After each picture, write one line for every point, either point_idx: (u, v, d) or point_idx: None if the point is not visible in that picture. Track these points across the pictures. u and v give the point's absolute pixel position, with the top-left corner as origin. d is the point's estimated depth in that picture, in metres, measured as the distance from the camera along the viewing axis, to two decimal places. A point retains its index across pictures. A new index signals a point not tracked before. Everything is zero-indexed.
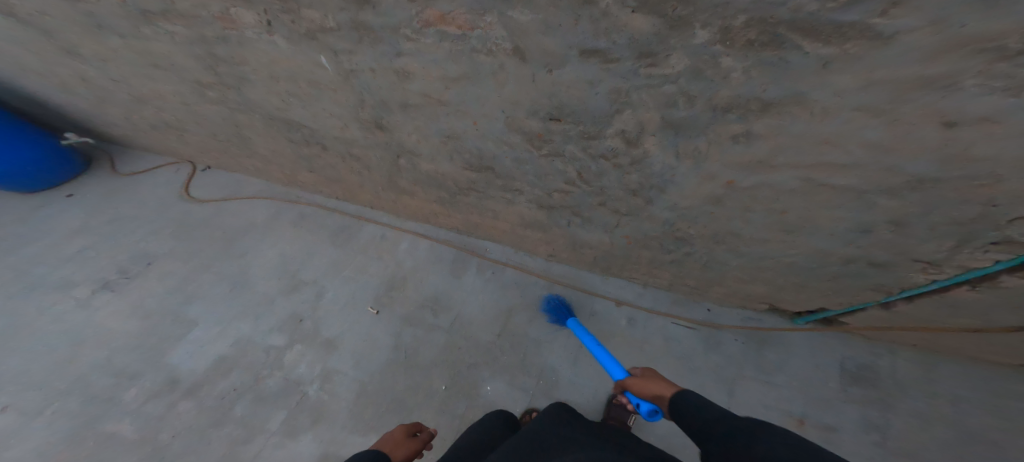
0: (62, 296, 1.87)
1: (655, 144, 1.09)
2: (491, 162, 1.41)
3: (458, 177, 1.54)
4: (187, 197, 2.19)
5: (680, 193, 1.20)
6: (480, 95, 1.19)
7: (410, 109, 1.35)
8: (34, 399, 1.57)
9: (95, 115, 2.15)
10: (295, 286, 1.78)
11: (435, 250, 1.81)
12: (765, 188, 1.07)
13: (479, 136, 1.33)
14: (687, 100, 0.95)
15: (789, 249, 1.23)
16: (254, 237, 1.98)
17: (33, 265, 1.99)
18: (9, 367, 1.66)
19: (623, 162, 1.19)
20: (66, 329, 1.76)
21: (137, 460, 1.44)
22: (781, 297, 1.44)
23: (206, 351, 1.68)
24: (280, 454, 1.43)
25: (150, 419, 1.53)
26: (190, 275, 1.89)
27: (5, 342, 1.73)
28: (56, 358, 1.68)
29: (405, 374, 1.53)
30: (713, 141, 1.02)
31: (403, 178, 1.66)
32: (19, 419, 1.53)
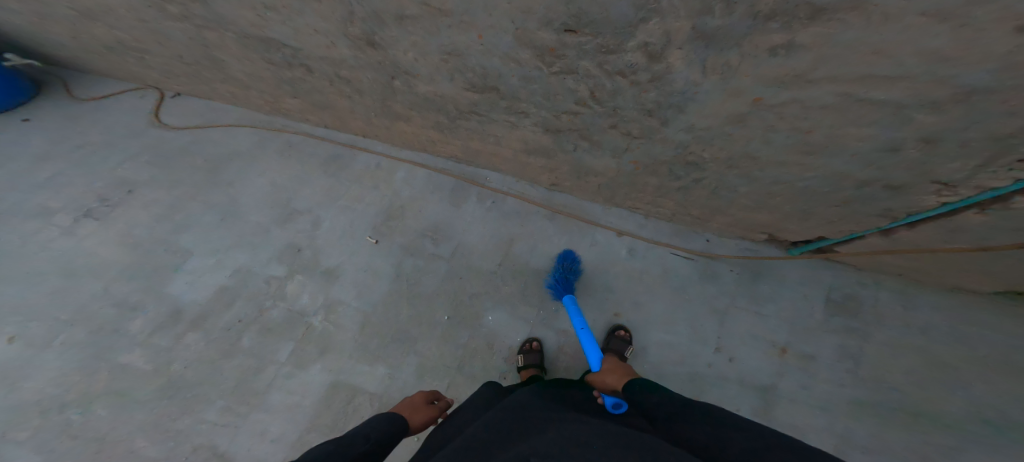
0: (42, 225, 1.79)
1: (682, 58, 1.04)
2: (497, 82, 1.34)
3: (459, 100, 1.45)
4: (160, 124, 2.04)
5: (701, 112, 1.18)
6: (488, 3, 1.09)
7: (406, 22, 1.23)
8: (39, 330, 1.57)
9: (39, 34, 1.92)
10: (289, 217, 1.73)
11: (433, 179, 1.75)
12: (795, 103, 1.05)
13: (484, 52, 1.24)
14: (726, 7, 0.89)
15: (802, 171, 1.23)
16: (240, 165, 1.88)
17: (5, 193, 1.88)
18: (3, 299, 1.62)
19: (642, 78, 1.14)
20: (57, 258, 1.72)
21: (153, 390, 1.47)
22: (784, 226, 1.46)
23: (205, 281, 1.66)
24: (292, 382, 1.48)
25: (159, 349, 1.54)
26: (177, 204, 1.82)
27: None
28: (51, 287, 1.65)
29: (409, 304, 1.55)
30: (747, 54, 0.97)
31: (397, 102, 1.56)
32: (27, 351, 1.53)
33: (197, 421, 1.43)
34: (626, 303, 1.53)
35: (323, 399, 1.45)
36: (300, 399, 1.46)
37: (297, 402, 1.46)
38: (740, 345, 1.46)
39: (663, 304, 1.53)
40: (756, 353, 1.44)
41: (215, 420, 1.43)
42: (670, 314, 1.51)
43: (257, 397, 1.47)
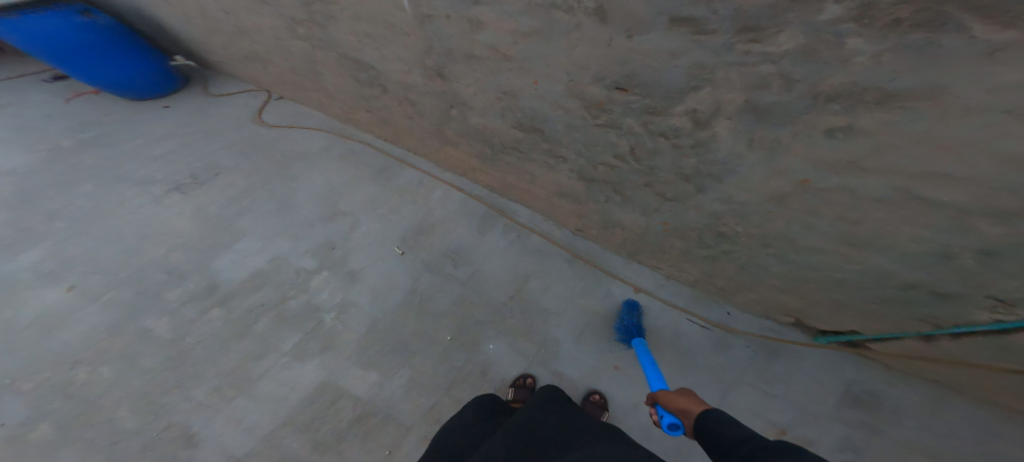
0: (141, 192, 2.09)
1: (729, 129, 1.06)
2: (542, 124, 1.42)
3: (505, 136, 1.55)
4: (258, 121, 2.36)
5: (740, 185, 1.16)
6: (548, 54, 1.20)
7: (474, 61, 1.37)
8: (97, 283, 1.77)
9: (200, 39, 2.39)
10: (333, 216, 1.88)
11: (467, 204, 1.83)
12: (845, 191, 1.01)
13: (536, 96, 1.34)
14: (785, 84, 0.91)
15: (845, 265, 1.15)
16: (307, 164, 2.10)
17: (124, 161, 2.24)
18: (85, 249, 1.88)
19: (684, 143, 1.16)
20: (141, 221, 1.98)
21: (161, 359, 1.58)
22: (812, 312, 1.35)
23: (247, 262, 1.81)
24: (287, 373, 1.53)
25: (184, 319, 1.67)
26: (247, 190, 2.05)
27: (88, 226, 1.96)
28: (126, 246, 1.89)
29: (416, 318, 1.58)
30: (799, 133, 0.97)
31: (450, 129, 1.70)
32: (80, 300, 1.72)
33: (182, 400, 1.49)
34: (626, 357, 1.45)
35: (311, 395, 1.48)
36: (288, 392, 1.49)
37: (285, 393, 1.49)
38: (738, 419, 1.33)
39: (665, 366, 1.42)
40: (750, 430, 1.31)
41: (201, 400, 1.49)
42: (670, 378, 1.40)
43: (249, 383, 1.52)
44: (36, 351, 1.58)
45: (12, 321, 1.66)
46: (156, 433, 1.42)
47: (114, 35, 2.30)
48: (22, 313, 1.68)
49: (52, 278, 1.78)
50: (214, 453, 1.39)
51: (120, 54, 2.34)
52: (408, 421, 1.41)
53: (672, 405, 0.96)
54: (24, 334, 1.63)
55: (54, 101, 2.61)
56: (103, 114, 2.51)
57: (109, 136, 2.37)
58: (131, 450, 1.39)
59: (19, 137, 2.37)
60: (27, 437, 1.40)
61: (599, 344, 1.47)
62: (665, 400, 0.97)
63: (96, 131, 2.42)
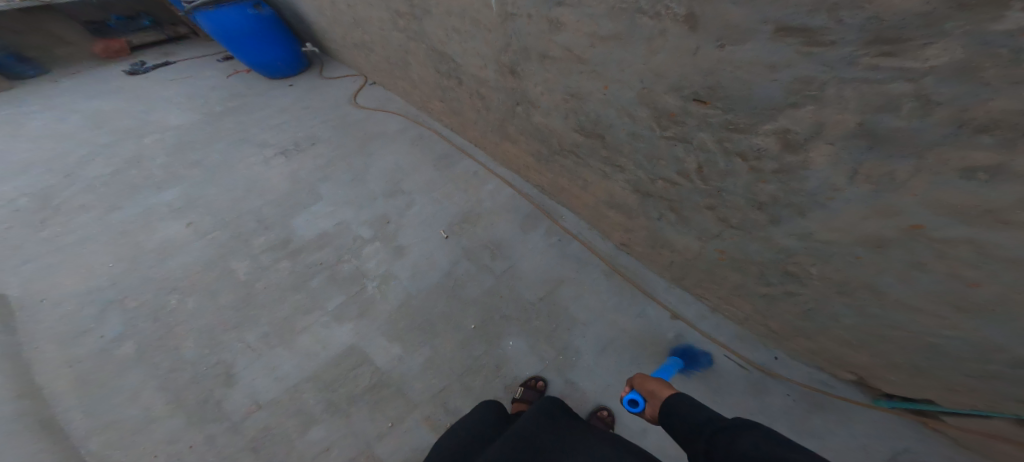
0: (257, 152, 2.40)
1: (828, 156, 0.92)
2: (605, 131, 1.38)
3: (564, 138, 1.53)
4: (352, 102, 2.60)
5: (825, 223, 1.01)
6: (624, 59, 1.17)
7: (547, 61, 1.38)
8: (206, 224, 2.05)
9: (324, 28, 2.71)
10: (394, 193, 1.99)
11: (515, 201, 1.84)
12: (969, 246, 0.83)
13: (603, 101, 1.31)
14: (921, 107, 0.77)
15: (950, 335, 0.95)
16: (382, 144, 2.26)
17: (250, 127, 2.59)
18: (206, 194, 2.19)
19: (766, 167, 1.04)
20: (248, 178, 2.25)
21: (234, 298, 1.77)
22: (881, 372, 1.14)
23: (318, 223, 1.98)
24: (325, 331, 1.63)
25: (259, 266, 1.86)
26: (332, 161, 2.25)
27: (213, 175, 2.29)
28: (233, 196, 2.17)
29: (446, 302, 1.60)
30: (924, 168, 0.81)
31: (513, 125, 1.73)
32: (191, 235, 2.00)
33: (236, 340, 1.65)
34: None
35: (339, 356, 1.56)
36: (321, 348, 1.59)
37: (317, 350, 1.59)
38: None
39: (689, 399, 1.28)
40: None
41: (249, 344, 1.63)
42: None
43: (290, 335, 1.64)
44: (148, 275, 1.86)
45: (142, 245, 1.98)
46: (207, 366, 1.58)
47: (272, 28, 2.72)
48: (150, 240, 2.00)
49: (180, 213, 2.11)
50: (244, 394, 1.51)
51: (274, 43, 2.74)
52: (417, 398, 1.42)
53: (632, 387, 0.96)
54: (145, 258, 1.93)
55: (218, 75, 3.11)
56: (246, 88, 2.94)
57: (247, 106, 2.77)
58: (185, 377, 1.56)
59: (189, 100, 2.86)
60: (116, 349, 1.63)
61: (622, 365, 1.37)
62: (641, 382, 1.07)
63: (236, 100, 2.84)
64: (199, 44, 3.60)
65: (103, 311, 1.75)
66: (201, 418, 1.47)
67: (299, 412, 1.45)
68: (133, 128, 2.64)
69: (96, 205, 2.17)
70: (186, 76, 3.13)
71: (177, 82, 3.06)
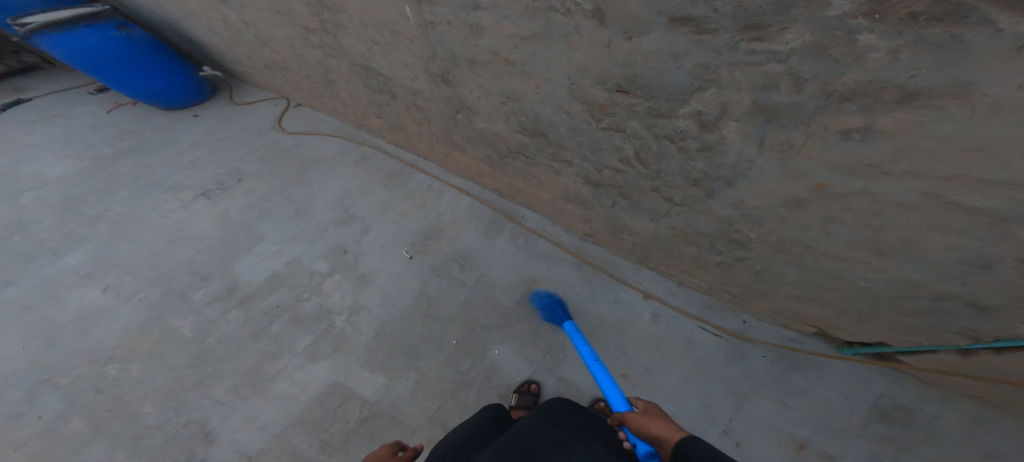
0: (173, 196, 2.19)
1: (737, 131, 1.01)
2: (546, 129, 1.40)
3: (511, 140, 1.54)
4: (278, 128, 2.44)
5: (751, 191, 1.11)
6: (549, 58, 1.18)
7: (477, 66, 1.37)
8: (129, 284, 1.86)
9: (227, 52, 2.49)
10: (346, 220, 1.92)
11: (474, 208, 1.83)
12: (865, 196, 0.95)
13: (539, 100, 1.33)
14: (795, 83, 0.86)
15: (864, 271, 1.09)
16: (322, 169, 2.15)
17: (158, 168, 2.36)
18: (118, 251, 1.98)
19: (691, 146, 1.12)
20: (171, 225, 2.07)
21: (186, 357, 1.64)
22: (837, 323, 1.28)
23: (265, 265, 1.86)
24: (299, 374, 1.56)
25: (206, 320, 1.73)
26: (267, 195, 2.12)
27: (123, 230, 2.07)
28: (156, 248, 1.98)
29: (423, 322, 1.58)
30: (812, 134, 0.91)
31: (457, 133, 1.71)
32: (113, 299, 1.81)
33: (202, 397, 1.54)
34: (636, 365, 1.42)
35: (320, 396, 1.51)
36: (299, 392, 1.53)
37: (296, 394, 1.52)
38: (754, 432, 1.28)
39: (677, 376, 1.38)
40: (770, 444, 1.26)
41: (218, 399, 1.54)
42: (681, 387, 1.36)
43: (263, 384, 1.56)
44: (76, 349, 1.68)
45: (54, 319, 1.77)
46: (176, 429, 1.48)
47: (152, 52, 2.44)
48: (63, 313, 1.79)
49: (91, 278, 1.89)
50: (225, 452, 1.43)
51: (158, 70, 2.47)
52: (412, 422, 1.42)
53: (645, 432, 0.89)
54: (67, 331, 1.73)
55: (96, 111, 2.77)
56: (139, 124, 2.64)
57: (145, 144, 2.51)
58: (156, 443, 1.46)
59: (65, 145, 2.53)
60: (63, 429, 1.49)
61: (606, 351, 1.44)
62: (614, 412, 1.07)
63: (132, 138, 2.55)
64: (57, 75, 3.11)
65: (32, 394, 1.57)
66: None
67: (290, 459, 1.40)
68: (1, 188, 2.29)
69: None
70: (52, 114, 2.77)
71: (41, 123, 2.69)
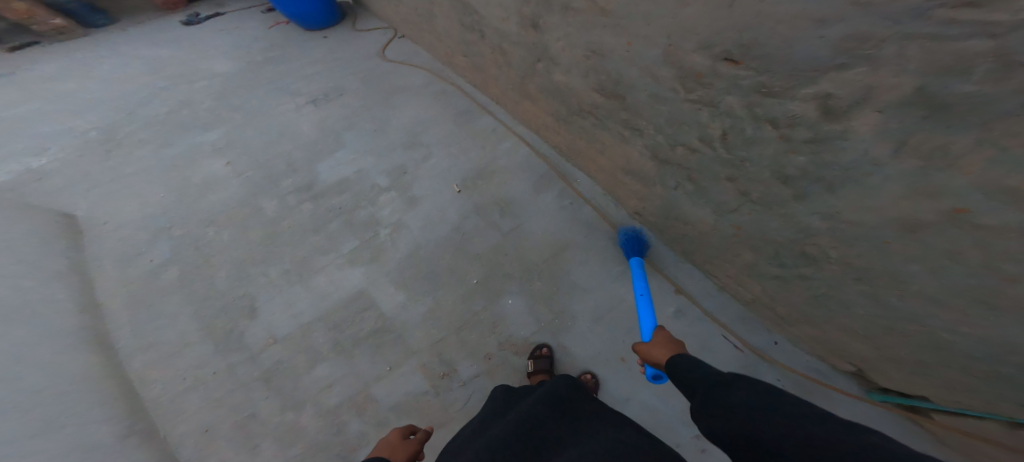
0: (290, 100, 2.43)
1: (873, 125, 0.82)
2: (626, 91, 1.31)
3: (587, 98, 1.46)
4: (380, 55, 2.58)
5: (854, 204, 0.93)
6: (651, 12, 1.09)
7: (570, 13, 1.31)
8: (247, 163, 2.13)
9: None
10: (413, 145, 1.99)
11: (530, 160, 1.80)
12: (1019, 237, 0.74)
13: (627, 59, 1.23)
14: (994, 71, 0.65)
15: (981, 334, 0.87)
16: (405, 96, 2.25)
17: (286, 75, 2.61)
18: (243, 136, 2.26)
19: (797, 135, 0.95)
20: (281, 124, 2.30)
21: (260, 235, 1.85)
22: (882, 370, 1.12)
23: (341, 169, 2.02)
24: (337, 274, 1.69)
25: (286, 206, 1.93)
26: (357, 110, 2.27)
27: (250, 120, 2.34)
28: (268, 139, 2.23)
29: (452, 254, 1.62)
30: (986, 143, 0.71)
31: (533, 83, 1.67)
32: (229, 174, 2.09)
33: (260, 274, 1.74)
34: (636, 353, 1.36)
35: (349, 297, 1.62)
36: (333, 289, 1.65)
37: (330, 290, 1.66)
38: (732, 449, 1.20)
39: None
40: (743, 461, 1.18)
41: (272, 279, 1.72)
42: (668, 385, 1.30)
43: (309, 274, 1.71)
44: (197, 207, 1.97)
45: (189, 179, 2.09)
46: (232, 299, 1.68)
47: None
48: (195, 176, 2.10)
49: (219, 153, 2.19)
50: (262, 329, 1.60)
51: None
52: (416, 345, 1.47)
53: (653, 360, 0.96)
54: (191, 192, 2.03)
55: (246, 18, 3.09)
56: (283, 34, 2.92)
57: (283, 55, 2.77)
58: (214, 307, 1.67)
59: (230, 45, 2.85)
60: (163, 273, 1.77)
61: (612, 329, 1.39)
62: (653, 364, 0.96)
63: (271, 47, 2.84)
64: None
65: (152, 238, 1.88)
66: (226, 346, 1.58)
67: (308, 348, 1.54)
68: (181, 68, 2.68)
69: (154, 139, 2.26)
70: (229, 20, 3.09)
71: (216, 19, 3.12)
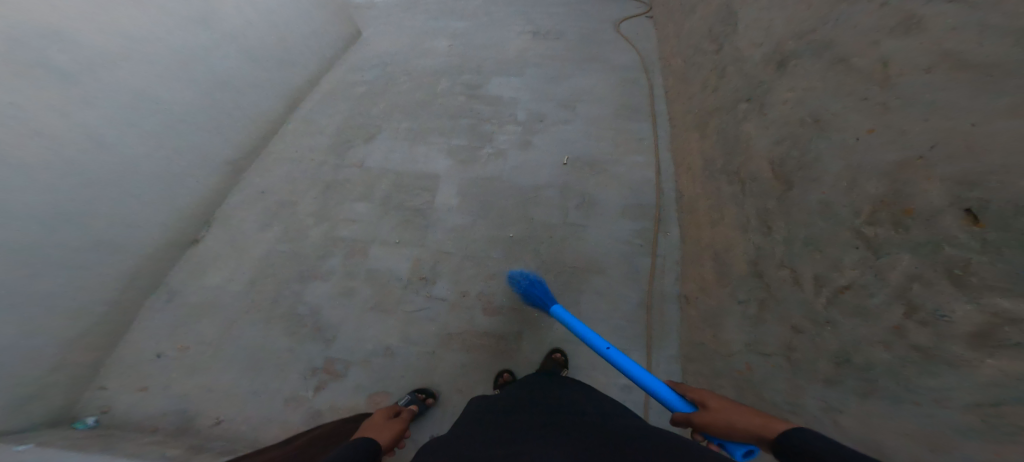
0: (520, 26, 2.32)
1: (1003, 371, 0.66)
2: (801, 183, 1.02)
3: (758, 166, 1.18)
4: (615, 28, 2.22)
5: (864, 416, 0.82)
6: (946, 107, 0.77)
7: (836, 68, 1.00)
8: (461, 49, 2.25)
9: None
10: (567, 106, 1.90)
11: (641, 185, 1.62)
12: None
13: (843, 149, 0.93)
14: None
15: None
16: (597, 70, 2.03)
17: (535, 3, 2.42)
18: (471, 29, 2.35)
19: (921, 335, 0.76)
20: (491, 45, 2.24)
21: (416, 96, 2.04)
22: None
23: (507, 89, 2.01)
24: (434, 155, 1.81)
25: (451, 88, 2.05)
26: (560, 57, 2.13)
27: (489, 20, 2.39)
28: (486, 44, 2.26)
29: (516, 203, 1.63)
30: None
31: (712, 124, 1.46)
32: (438, 49, 2.27)
33: (396, 121, 1.96)
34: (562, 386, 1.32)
35: (424, 175, 1.76)
36: (422, 162, 1.80)
37: (417, 160, 1.81)
38: None
39: None
40: None
41: (398, 127, 1.94)
42: None
43: (420, 140, 1.87)
44: (407, 62, 2.22)
45: (420, 43, 2.32)
46: (363, 120, 2.00)
47: None
48: (421, 45, 2.31)
49: (448, 35, 2.33)
50: (361, 155, 1.87)
51: None
52: (428, 244, 1.59)
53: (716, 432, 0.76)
54: (412, 50, 2.28)
55: None
56: None
57: None
58: (359, 120, 2.00)
59: None
60: (356, 87, 2.14)
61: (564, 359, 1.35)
62: (721, 432, 0.75)
63: None
64: None
65: (373, 67, 2.23)
66: (336, 149, 1.92)
67: (367, 186, 1.77)
68: None
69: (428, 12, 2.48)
70: None
71: None
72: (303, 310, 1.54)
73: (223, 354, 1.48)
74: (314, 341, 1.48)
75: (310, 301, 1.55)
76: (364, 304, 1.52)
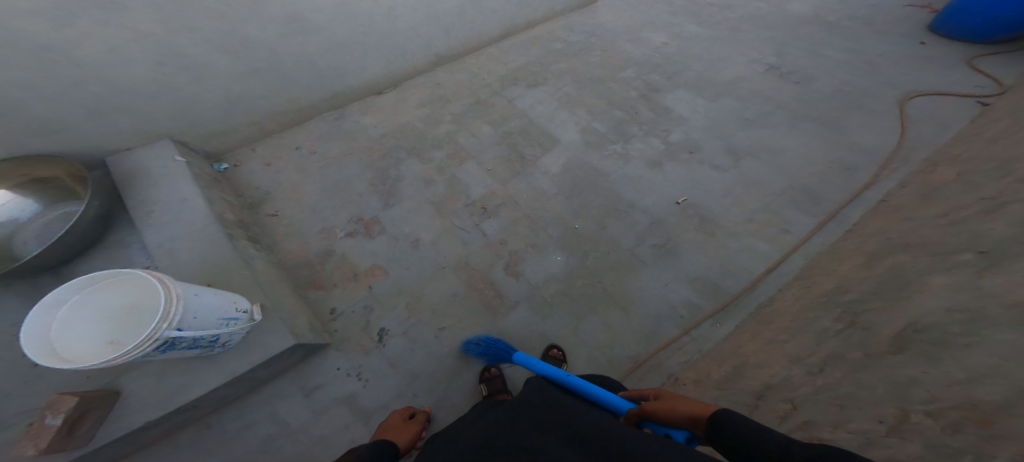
0: (753, 56, 2.11)
1: None
2: (911, 351, 0.86)
3: (887, 318, 0.97)
4: (905, 97, 1.81)
5: None
6: None
7: None
8: (670, 51, 2.17)
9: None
10: (731, 154, 1.69)
11: (736, 268, 1.39)
12: None
13: (1001, 351, 0.77)
14: None
15: None
16: (806, 137, 1.72)
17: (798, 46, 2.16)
18: (700, 41, 2.22)
19: None
20: (710, 63, 2.09)
21: (598, 72, 2.06)
22: None
23: (683, 108, 1.88)
24: (572, 125, 1.83)
25: (633, 80, 2.01)
26: (771, 105, 1.86)
27: (722, 41, 2.22)
28: (705, 59, 2.11)
29: (605, 205, 1.56)
30: None
31: (883, 259, 1.17)
32: (656, 44, 2.21)
33: (565, 82, 2.01)
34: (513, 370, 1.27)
35: (550, 135, 1.79)
36: (557, 124, 1.83)
37: (554, 121, 1.85)
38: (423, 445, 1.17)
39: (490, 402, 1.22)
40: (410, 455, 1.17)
41: (562, 87, 1.99)
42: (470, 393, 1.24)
43: (571, 107, 1.90)
44: (617, 41, 2.24)
45: (642, 32, 2.30)
46: (542, 67, 2.11)
47: None
48: (643, 34, 2.28)
49: (673, 37, 2.26)
50: (520, 92, 1.99)
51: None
52: (509, 187, 1.64)
53: (674, 419, 0.79)
54: (628, 34, 2.28)
55: None
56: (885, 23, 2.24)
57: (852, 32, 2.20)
58: (540, 67, 2.11)
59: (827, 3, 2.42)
60: (557, 43, 2.24)
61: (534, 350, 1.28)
62: (666, 417, 0.79)
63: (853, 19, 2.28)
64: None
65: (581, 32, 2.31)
66: (505, 78, 2.07)
67: (505, 117, 1.88)
68: None
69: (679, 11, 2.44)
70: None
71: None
72: (389, 173, 1.71)
73: (318, 167, 1.74)
74: (378, 200, 1.63)
75: (398, 169, 1.73)
76: (430, 197, 1.64)
